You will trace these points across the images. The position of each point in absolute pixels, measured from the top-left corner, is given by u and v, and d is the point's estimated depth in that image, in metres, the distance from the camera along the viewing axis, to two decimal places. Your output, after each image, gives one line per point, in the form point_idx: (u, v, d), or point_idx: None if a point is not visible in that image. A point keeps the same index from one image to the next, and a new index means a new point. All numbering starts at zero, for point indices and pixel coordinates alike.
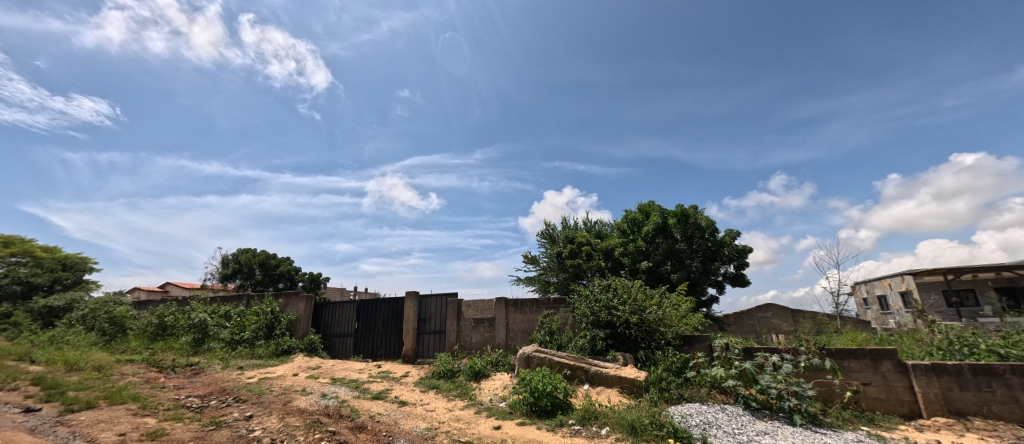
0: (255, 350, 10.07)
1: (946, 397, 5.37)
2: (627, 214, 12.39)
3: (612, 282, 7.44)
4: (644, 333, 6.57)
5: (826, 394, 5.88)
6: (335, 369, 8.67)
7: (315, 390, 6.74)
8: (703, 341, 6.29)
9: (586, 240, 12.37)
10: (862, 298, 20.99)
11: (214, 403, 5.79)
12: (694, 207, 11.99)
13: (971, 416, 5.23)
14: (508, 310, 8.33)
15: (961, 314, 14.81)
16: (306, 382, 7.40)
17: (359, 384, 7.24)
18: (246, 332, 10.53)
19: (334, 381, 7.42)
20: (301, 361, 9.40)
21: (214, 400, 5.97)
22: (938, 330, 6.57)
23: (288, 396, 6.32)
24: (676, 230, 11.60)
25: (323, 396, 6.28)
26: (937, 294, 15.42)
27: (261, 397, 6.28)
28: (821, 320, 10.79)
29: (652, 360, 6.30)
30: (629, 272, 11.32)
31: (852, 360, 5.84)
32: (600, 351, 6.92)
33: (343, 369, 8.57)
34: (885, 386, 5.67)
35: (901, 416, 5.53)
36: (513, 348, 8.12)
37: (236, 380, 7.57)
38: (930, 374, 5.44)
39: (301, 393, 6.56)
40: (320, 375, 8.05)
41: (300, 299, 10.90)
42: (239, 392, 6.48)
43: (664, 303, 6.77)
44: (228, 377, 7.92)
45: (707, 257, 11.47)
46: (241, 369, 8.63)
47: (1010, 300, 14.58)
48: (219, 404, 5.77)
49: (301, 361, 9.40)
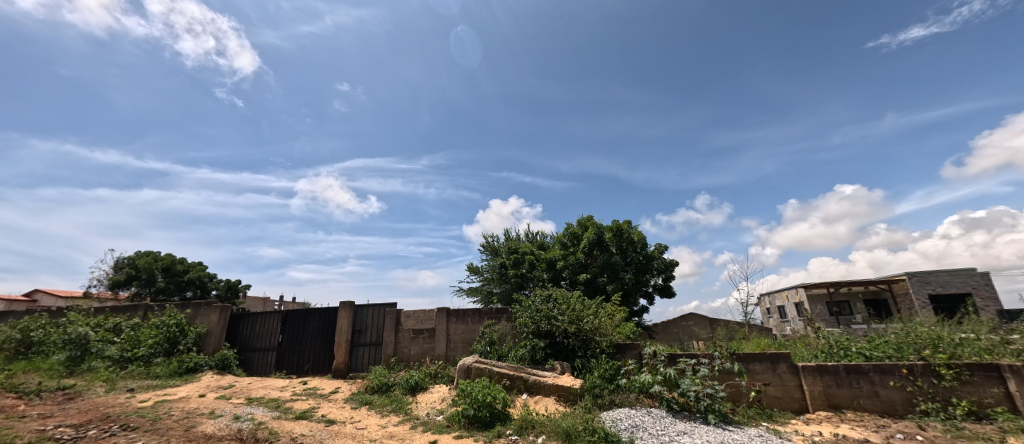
0: (151, 368, 8.94)
1: (827, 393, 6.33)
2: (568, 227, 13.01)
3: (552, 292, 7.75)
4: (580, 342, 6.94)
5: (735, 395, 6.64)
6: (252, 387, 7.98)
7: (226, 412, 6.18)
8: (634, 349, 6.81)
9: (528, 250, 12.73)
10: (766, 308, 23.73)
11: (93, 433, 5.08)
12: (628, 222, 12.89)
13: (845, 409, 6.22)
14: (449, 320, 8.31)
15: (840, 322, 17.36)
16: (214, 404, 6.73)
17: (280, 403, 6.75)
18: (141, 348, 9.33)
19: (250, 402, 6.84)
20: (210, 379, 8.53)
21: (94, 429, 5.24)
22: (822, 336, 7.71)
23: (192, 421, 5.73)
24: (612, 243, 12.39)
25: (236, 419, 5.79)
26: (822, 304, 17.97)
27: (157, 423, 5.62)
28: (733, 328, 12.08)
29: (587, 368, 6.68)
30: (568, 283, 11.86)
31: (755, 363, 6.66)
32: (539, 360, 7.18)
33: (263, 388, 7.92)
34: (782, 386, 6.53)
35: (793, 411, 6.41)
36: (453, 359, 8.11)
37: (124, 405, 6.67)
38: (815, 374, 6.39)
39: (208, 416, 5.96)
40: (233, 395, 7.36)
41: (213, 310, 9.95)
42: (129, 419, 5.75)
43: (599, 313, 7.21)
44: (114, 401, 6.95)
45: (639, 269, 12.34)
46: (132, 392, 7.62)
47: (875, 310, 17.39)
48: (100, 434, 5.08)
49: (209, 380, 8.51)
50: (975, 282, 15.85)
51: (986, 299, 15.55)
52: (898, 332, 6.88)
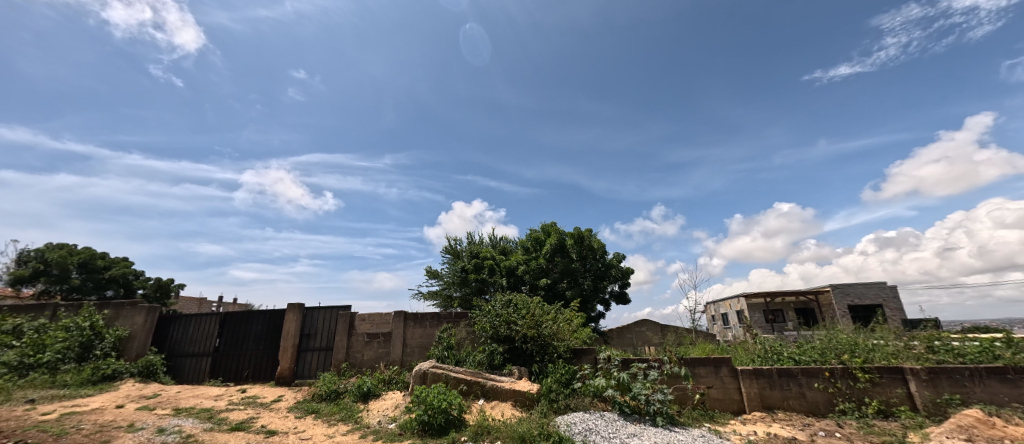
0: (58, 375, 8.02)
1: (761, 395, 6.90)
2: (530, 233, 13.25)
3: (512, 297, 7.87)
4: (539, 347, 7.09)
5: (681, 397, 7.07)
6: (181, 397, 7.38)
7: (149, 424, 5.69)
8: (590, 354, 7.07)
9: (490, 255, 12.80)
10: (710, 315, 25.27)
11: None
12: (589, 229, 13.34)
13: (776, 409, 6.81)
14: (406, 324, 8.18)
15: (774, 328, 18.86)
16: (135, 415, 6.17)
17: (214, 414, 6.32)
18: (47, 353, 8.36)
19: (178, 413, 6.33)
20: (131, 388, 7.79)
21: None
22: (759, 341, 8.38)
23: (108, 435, 5.23)
24: (572, 250, 12.77)
25: (160, 432, 5.36)
26: (759, 312, 19.45)
27: (64, 438, 5.07)
28: (682, 333, 12.81)
29: (545, 373, 6.83)
30: (528, 288, 12.06)
31: (700, 368, 7.12)
32: (497, 365, 7.26)
33: (194, 397, 7.36)
34: (723, 389, 7.03)
35: (732, 412, 6.92)
36: (409, 364, 7.98)
37: (21, 419, 5.95)
38: (752, 377, 6.93)
39: (125, 430, 5.46)
40: (158, 406, 6.77)
41: (137, 312, 9.14)
42: (29, 434, 5.14)
43: (558, 318, 7.41)
44: (10, 415, 6.17)
45: (597, 276, 12.75)
46: (33, 403, 6.80)
47: (803, 318, 19.07)
48: None
49: (130, 388, 7.76)
50: (886, 293, 17.85)
51: (894, 309, 17.55)
52: (822, 339, 7.63)
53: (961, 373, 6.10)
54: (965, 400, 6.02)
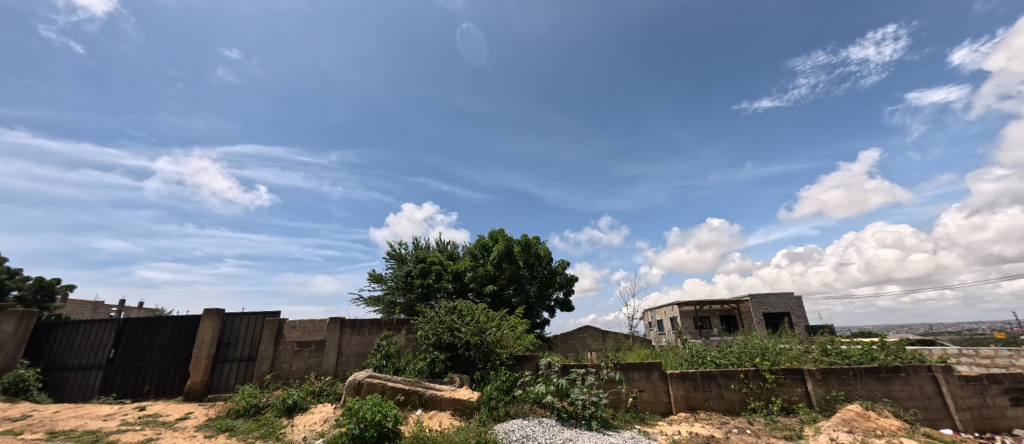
0: None
1: (686, 396, 7.41)
2: (479, 239, 13.26)
3: (457, 303, 7.78)
4: (482, 354, 7.08)
5: (616, 401, 7.40)
6: (58, 418, 6.41)
7: None
8: (532, 361, 7.20)
9: (437, 260, 12.59)
10: (647, 322, 26.70)
11: None
12: (537, 237, 13.61)
13: (699, 409, 7.35)
14: (343, 332, 7.80)
15: (701, 334, 20.34)
16: None
17: (101, 437, 5.57)
18: None
19: (54, 438, 5.48)
20: None
21: None
22: (687, 346, 9.02)
23: None
24: (520, 257, 12.95)
25: None
26: (690, 319, 20.89)
27: None
28: (620, 339, 13.41)
29: (486, 381, 6.83)
30: (474, 295, 11.99)
31: (634, 372, 7.53)
32: (438, 373, 7.10)
33: (76, 418, 6.43)
34: (653, 392, 7.46)
35: (660, 413, 7.37)
36: (343, 374, 7.60)
37: None
38: (679, 380, 7.44)
39: None
40: (26, 430, 5.82)
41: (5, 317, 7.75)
42: None
43: (502, 325, 7.46)
44: None
45: (543, 283, 13.01)
46: None
47: (727, 325, 20.76)
48: None
49: None
50: (794, 303, 19.99)
51: (800, 317, 19.68)
52: (740, 343, 8.38)
53: (847, 372, 6.97)
54: (849, 396, 6.90)
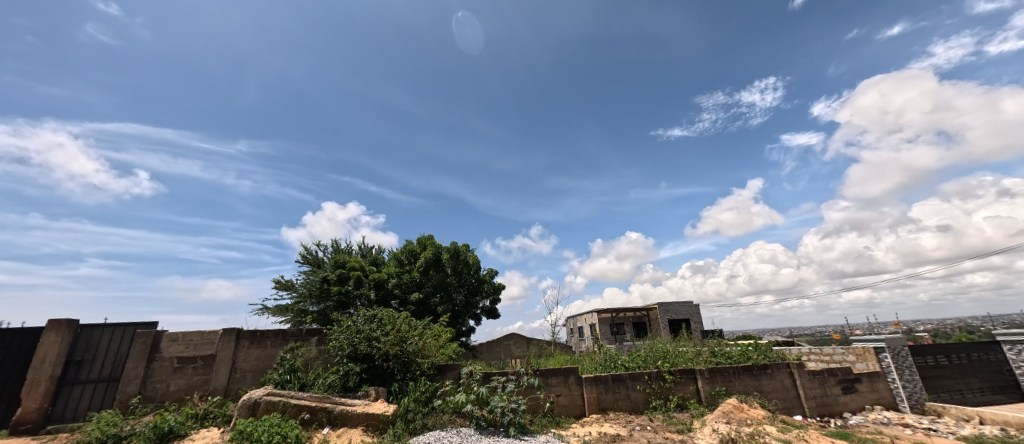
0: None
1: (598, 399, 7.92)
2: (406, 245, 12.91)
3: (377, 311, 7.35)
4: (401, 365, 6.81)
5: (534, 406, 7.67)
6: None
7: None
8: (453, 370, 7.18)
9: (358, 265, 11.95)
10: (570, 329, 27.94)
11: None
12: (466, 245, 13.62)
13: (608, 410, 7.89)
14: (239, 345, 7.06)
15: (616, 340, 21.81)
16: None
17: None
18: None
19: None
20: None
21: None
22: (602, 351, 9.67)
23: None
24: (448, 264, 12.84)
25: None
26: (606, 325, 22.32)
27: None
28: (543, 346, 13.90)
29: (404, 392, 6.59)
30: (398, 303, 11.59)
31: (553, 377, 7.88)
32: (351, 387, 6.70)
33: None
34: (569, 396, 7.87)
35: (574, 416, 7.78)
36: (235, 393, 6.86)
37: None
38: (593, 383, 7.94)
39: None
40: None
41: None
42: None
43: (425, 334, 7.29)
44: None
45: (470, 291, 13.01)
46: None
47: (638, 331, 22.55)
48: None
49: None
50: (693, 310, 22.38)
51: (698, 322, 22.11)
52: (648, 348, 9.17)
53: (728, 370, 8.03)
54: (729, 391, 7.94)
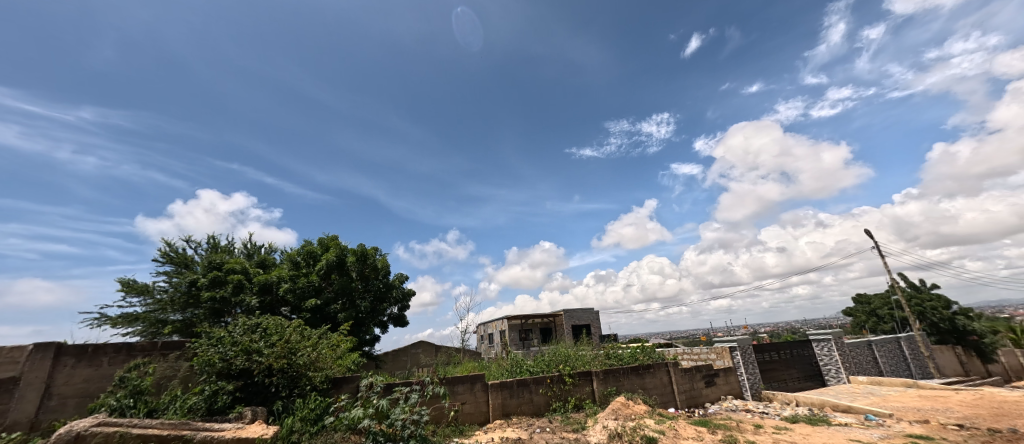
0: None
1: (502, 404, 8.09)
2: (304, 246, 11.79)
3: (261, 320, 6.56)
4: (287, 380, 6.13)
5: (437, 416, 7.55)
6: None
7: None
8: (351, 383, 6.84)
9: (241, 268, 10.55)
10: (480, 335, 28.13)
11: None
12: (375, 247, 12.92)
13: (512, 415, 8.10)
14: (59, 363, 5.63)
15: (523, 346, 22.50)
16: None
17: None
18: None
19: None
20: None
21: None
22: (509, 356, 9.93)
23: None
24: (353, 268, 12.00)
25: None
26: (515, 332, 22.93)
27: None
28: (451, 354, 13.77)
29: (289, 411, 5.93)
30: (289, 310, 10.53)
31: (458, 385, 7.86)
32: (218, 409, 5.77)
33: None
34: (474, 403, 7.91)
35: (478, 423, 7.83)
36: (44, 427, 5.41)
37: None
38: (498, 389, 8.10)
39: None
40: None
41: None
42: None
43: (319, 345, 6.74)
44: None
45: (376, 297, 12.31)
46: None
47: (544, 336, 23.57)
48: None
49: None
50: (594, 317, 24.07)
51: (598, 327, 23.91)
52: (552, 352, 9.64)
53: (619, 371, 8.84)
54: (619, 389, 8.74)
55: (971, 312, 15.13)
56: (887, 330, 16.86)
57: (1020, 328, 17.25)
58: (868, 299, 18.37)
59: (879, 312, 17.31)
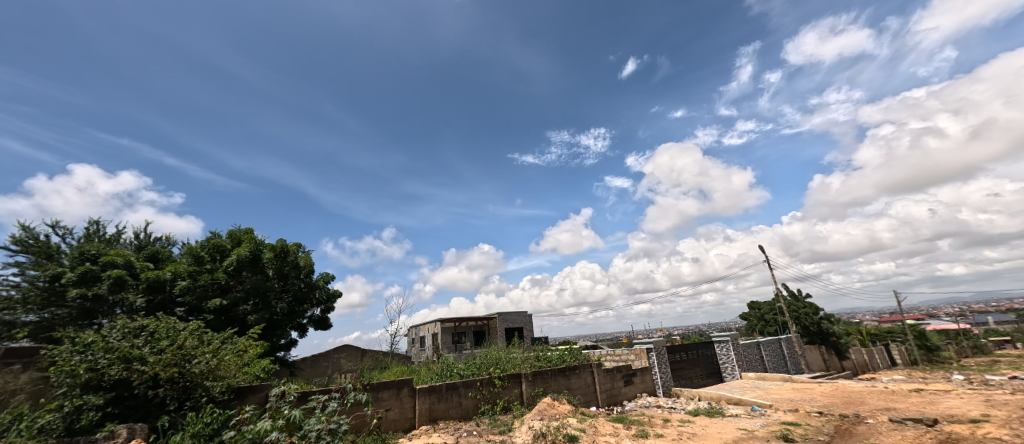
0: None
1: (430, 409, 7.95)
2: (211, 239, 10.63)
3: (147, 323, 5.81)
4: (178, 391, 5.43)
5: (359, 425, 7.23)
6: None
7: None
8: (259, 392, 6.31)
9: (123, 261, 9.19)
10: (411, 339, 27.33)
11: None
12: (297, 244, 12.00)
13: (439, 420, 8.00)
14: None
15: (455, 349, 22.28)
16: None
17: None
18: None
19: None
20: None
21: None
22: (440, 360, 9.79)
23: None
24: (269, 266, 11.02)
25: None
26: (448, 335, 22.63)
27: None
28: (378, 358, 13.23)
29: (177, 426, 5.21)
30: (186, 311, 9.39)
31: (384, 391, 7.58)
32: (81, 428, 4.79)
33: None
34: (399, 410, 7.68)
35: (403, 430, 7.62)
36: None
37: None
38: (426, 394, 7.95)
39: None
40: None
41: None
42: None
43: (222, 351, 6.12)
44: None
45: (295, 298, 11.44)
46: None
47: (477, 339, 23.57)
48: None
49: None
50: (527, 320, 24.58)
51: (530, 330, 24.48)
52: (483, 355, 9.69)
53: (547, 372, 9.16)
54: (546, 390, 9.04)
55: (834, 317, 17.96)
56: (772, 332, 19.37)
57: (867, 331, 20.79)
58: (759, 305, 21.00)
59: (767, 316, 19.85)
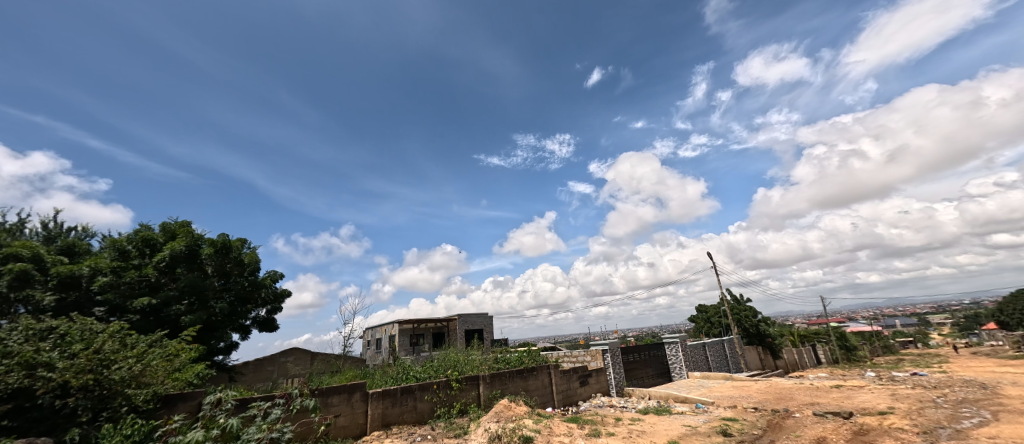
0: None
1: (383, 414, 7.71)
2: (140, 231, 9.72)
3: (57, 325, 5.22)
4: (93, 401, 4.87)
5: (304, 432, 6.86)
6: None
7: None
8: (191, 400, 5.85)
9: (29, 253, 8.17)
10: (366, 341, 26.41)
11: None
12: (241, 240, 11.25)
13: (392, 425, 7.76)
14: None
15: (412, 351, 21.77)
16: None
17: None
18: None
19: None
20: None
21: None
22: (396, 363, 9.52)
23: None
24: (209, 262, 10.22)
25: None
26: (405, 336, 22.06)
27: None
28: (329, 361, 12.67)
29: (90, 440, 4.67)
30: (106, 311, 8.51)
31: (334, 396, 7.24)
32: None
33: None
34: (349, 415, 7.36)
35: (353, 436, 7.30)
36: None
37: None
38: (379, 399, 7.70)
39: None
40: None
41: None
42: None
43: (148, 357, 5.64)
44: None
45: (237, 298, 10.70)
46: None
47: (436, 341, 23.19)
48: None
49: None
50: (487, 322, 24.50)
51: (490, 332, 24.43)
52: (441, 357, 9.53)
53: (505, 374, 9.15)
54: (503, 392, 9.03)
55: (771, 320, 19.35)
56: (717, 334, 20.55)
57: (798, 332, 22.58)
58: (706, 308, 22.22)
59: (713, 318, 21.04)
